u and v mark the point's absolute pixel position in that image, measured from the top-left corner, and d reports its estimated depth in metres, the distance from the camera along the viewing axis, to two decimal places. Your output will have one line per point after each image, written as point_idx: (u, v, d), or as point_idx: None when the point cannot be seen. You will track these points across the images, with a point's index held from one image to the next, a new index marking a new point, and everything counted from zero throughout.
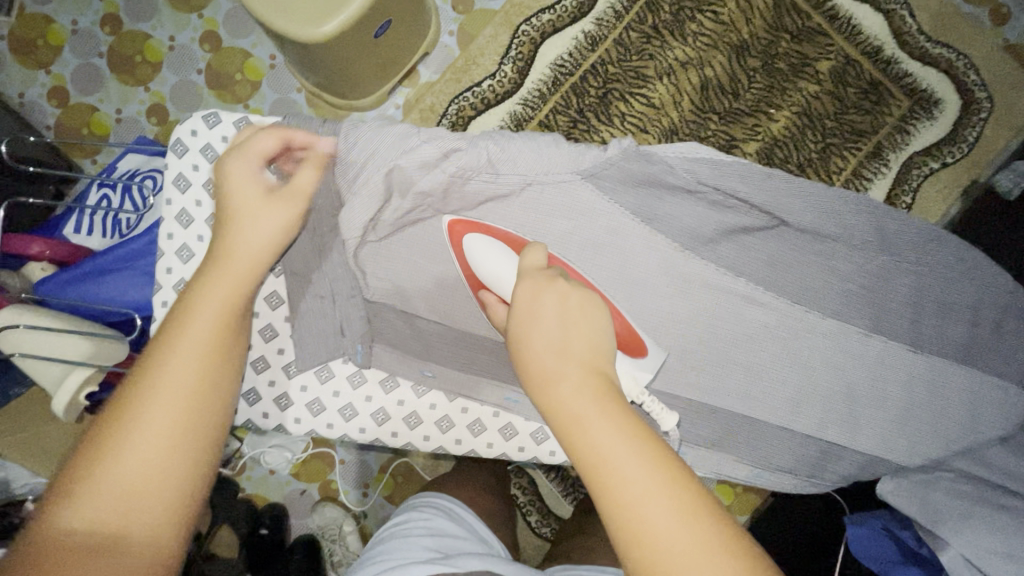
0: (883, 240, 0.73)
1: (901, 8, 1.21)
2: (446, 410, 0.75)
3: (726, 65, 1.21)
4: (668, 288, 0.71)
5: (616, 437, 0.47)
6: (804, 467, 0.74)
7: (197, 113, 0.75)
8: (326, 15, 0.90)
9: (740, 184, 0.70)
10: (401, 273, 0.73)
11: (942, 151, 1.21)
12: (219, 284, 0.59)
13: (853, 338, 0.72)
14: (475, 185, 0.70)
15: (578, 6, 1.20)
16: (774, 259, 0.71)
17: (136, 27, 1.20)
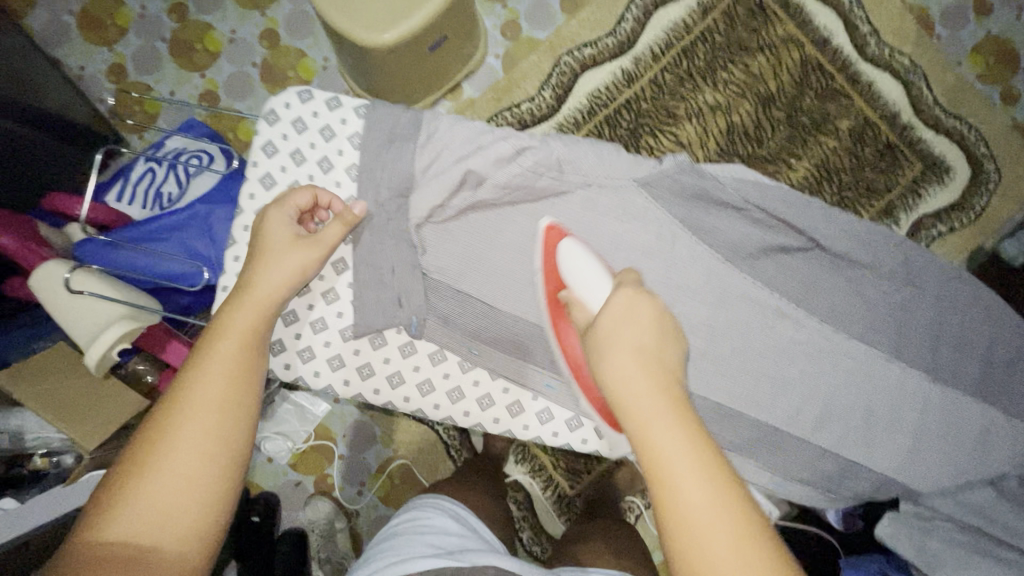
0: (908, 272, 0.76)
1: (919, 80, 1.28)
2: (488, 388, 0.77)
3: (752, 114, 1.28)
4: (709, 296, 0.74)
5: (680, 436, 0.52)
6: (822, 480, 0.75)
7: (292, 88, 0.78)
8: (392, 23, 0.96)
9: (782, 208, 0.74)
10: (459, 256, 0.76)
11: (952, 216, 1.27)
12: (244, 313, 0.61)
13: (876, 362, 0.74)
14: (545, 182, 0.75)
15: (620, 44, 1.27)
16: (805, 280, 0.75)
17: (201, 18, 1.26)
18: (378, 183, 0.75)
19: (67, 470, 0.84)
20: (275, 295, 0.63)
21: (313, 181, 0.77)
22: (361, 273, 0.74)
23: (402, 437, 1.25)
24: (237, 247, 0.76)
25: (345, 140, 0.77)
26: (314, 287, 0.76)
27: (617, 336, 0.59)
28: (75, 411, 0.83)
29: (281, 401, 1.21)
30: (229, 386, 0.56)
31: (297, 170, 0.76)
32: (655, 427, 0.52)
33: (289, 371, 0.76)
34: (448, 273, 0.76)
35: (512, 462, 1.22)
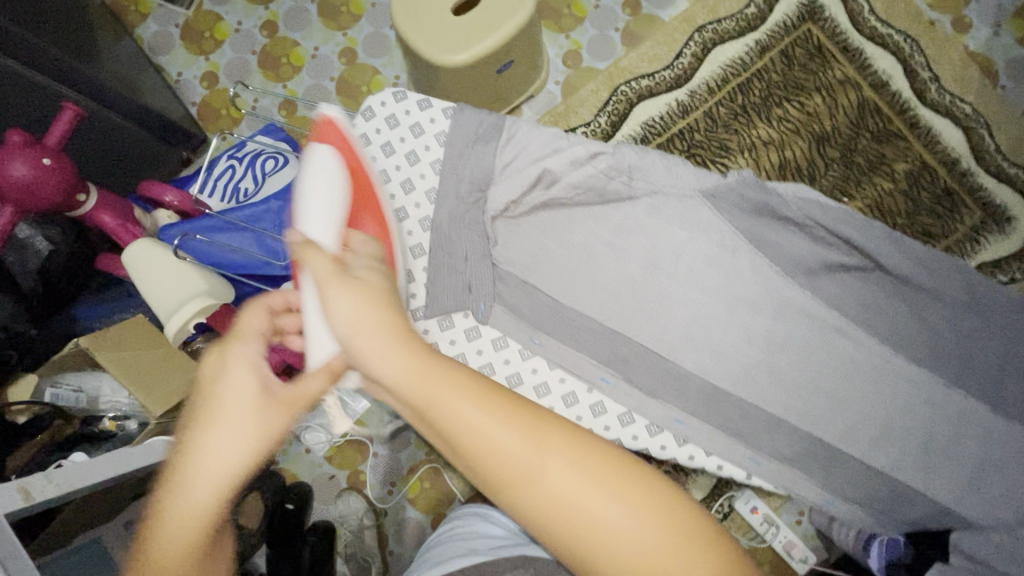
0: (971, 302, 0.74)
1: (982, 127, 1.27)
2: (546, 376, 0.79)
3: (806, 151, 1.29)
4: (767, 310, 0.75)
5: (480, 414, 0.55)
6: (875, 501, 0.75)
7: (389, 88, 0.83)
8: (465, 47, 1.04)
9: (849, 230, 0.74)
10: (529, 250, 0.79)
11: (1012, 266, 1.24)
12: (209, 435, 0.52)
13: (937, 389, 0.73)
14: (615, 185, 0.78)
15: (675, 78, 1.32)
16: (862, 300, 0.74)
17: (290, 35, 1.38)
18: (460, 173, 0.79)
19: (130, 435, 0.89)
20: (238, 411, 0.53)
21: (400, 172, 0.82)
22: (434, 259, 0.79)
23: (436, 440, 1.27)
24: None
25: (433, 138, 0.81)
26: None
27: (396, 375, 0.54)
28: (146, 383, 0.89)
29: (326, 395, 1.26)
30: (197, 517, 0.51)
31: (387, 161, 0.82)
32: (452, 408, 0.54)
33: None
34: (517, 263, 0.80)
35: None
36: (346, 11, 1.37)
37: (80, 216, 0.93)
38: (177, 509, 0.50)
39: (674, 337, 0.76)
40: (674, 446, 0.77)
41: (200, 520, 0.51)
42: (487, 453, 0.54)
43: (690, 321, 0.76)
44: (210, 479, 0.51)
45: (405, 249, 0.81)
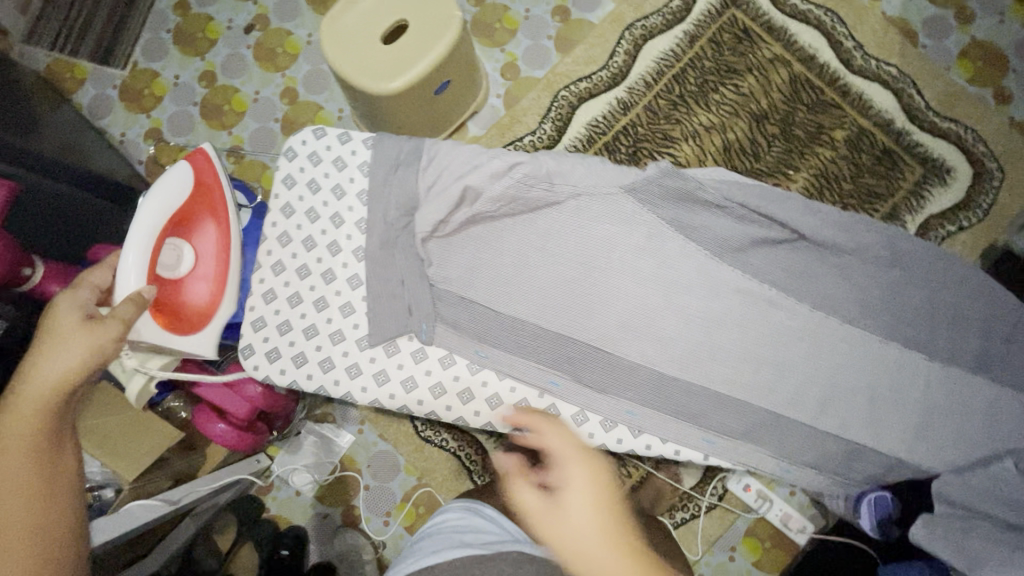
0: (893, 255, 0.77)
1: (909, 87, 1.32)
2: (496, 388, 0.79)
3: (747, 131, 1.32)
4: (702, 290, 0.76)
5: (606, 552, 0.62)
6: (828, 463, 0.77)
7: (307, 126, 0.85)
8: (398, 74, 1.06)
9: (762, 202, 0.77)
10: (465, 266, 0.79)
11: (959, 216, 1.28)
12: (36, 351, 0.63)
13: (873, 344, 0.76)
14: (536, 192, 0.78)
15: (612, 77, 1.35)
16: (793, 268, 0.77)
17: (229, 82, 1.39)
18: (388, 200, 0.80)
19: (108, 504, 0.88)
20: (64, 327, 0.65)
21: (328, 207, 0.82)
22: (375, 286, 0.79)
23: (423, 464, 1.25)
24: (263, 271, 0.81)
25: (356, 169, 0.83)
26: (331, 302, 0.80)
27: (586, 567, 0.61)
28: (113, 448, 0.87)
29: (307, 435, 1.26)
30: (35, 413, 0.61)
31: (317, 196, 0.82)
32: (581, 547, 0.63)
33: (311, 382, 0.79)
34: (452, 280, 0.79)
35: None
36: (283, 52, 1.39)
37: (30, 289, 0.92)
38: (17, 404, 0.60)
39: (616, 330, 0.77)
40: (630, 437, 0.78)
41: (41, 407, 0.61)
42: None
43: (628, 313, 0.77)
44: (49, 370, 0.62)
45: (341, 280, 0.81)
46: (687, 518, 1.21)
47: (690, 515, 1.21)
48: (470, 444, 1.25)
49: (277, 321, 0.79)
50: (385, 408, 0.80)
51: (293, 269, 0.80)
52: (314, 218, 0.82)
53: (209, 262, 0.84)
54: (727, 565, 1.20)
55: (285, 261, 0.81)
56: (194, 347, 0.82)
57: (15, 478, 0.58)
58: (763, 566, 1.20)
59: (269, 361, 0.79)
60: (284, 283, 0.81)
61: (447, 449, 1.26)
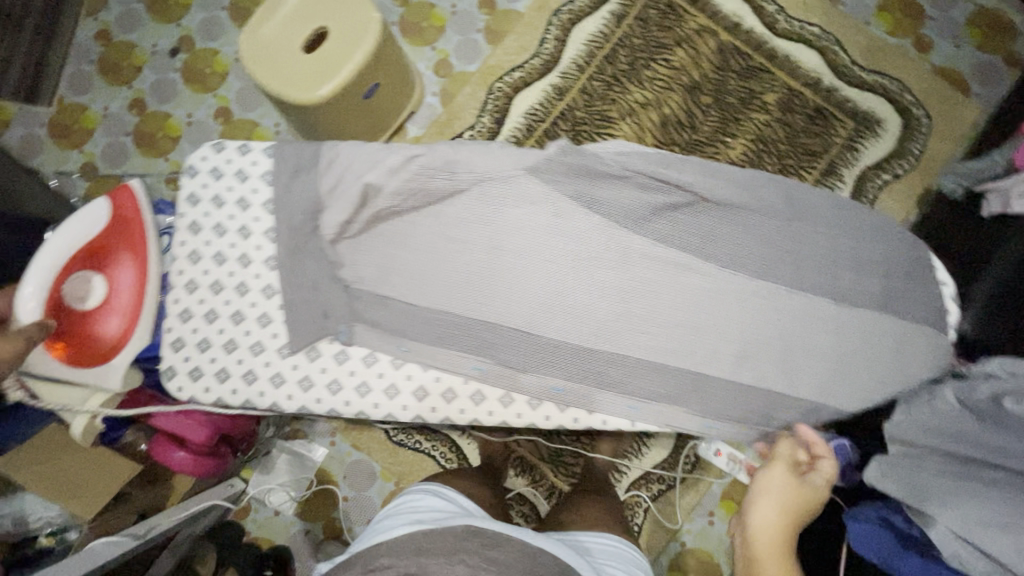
0: (793, 208, 0.78)
1: (833, 44, 1.35)
2: (421, 380, 0.78)
3: (682, 103, 1.34)
4: (612, 260, 0.73)
5: (775, 527, 0.70)
6: (747, 415, 0.76)
7: (207, 142, 0.84)
8: (323, 81, 1.05)
9: (664, 170, 0.75)
10: (376, 264, 0.77)
11: (893, 164, 1.32)
12: None
13: (779, 295, 0.74)
14: (438, 182, 0.75)
15: (545, 64, 1.36)
16: (701, 231, 0.74)
17: (160, 108, 1.37)
18: (292, 207, 0.79)
19: (70, 545, 0.86)
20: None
21: (235, 221, 0.82)
22: (290, 293, 0.79)
23: (394, 463, 1.26)
24: (177, 290, 0.81)
25: (259, 180, 0.82)
26: (247, 314, 0.81)
27: (757, 500, 0.72)
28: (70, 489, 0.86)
29: (279, 453, 1.26)
30: None
31: (224, 211, 0.82)
32: (762, 518, 0.71)
33: (239, 395, 0.80)
34: (365, 279, 0.78)
35: (512, 475, 1.24)
36: (212, 72, 1.37)
37: None
38: None
39: (532, 309, 0.73)
40: (557, 412, 0.77)
41: None
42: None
43: (544, 294, 0.73)
44: None
45: (255, 291, 0.81)
46: (664, 489, 1.23)
47: (666, 486, 1.23)
48: (442, 443, 1.25)
49: (197, 340, 0.81)
50: (314, 412, 0.81)
51: (207, 287, 0.82)
52: (229, 235, 0.81)
53: (123, 296, 0.81)
54: (708, 530, 1.23)
55: (199, 280, 0.82)
56: (98, 380, 0.81)
57: None
58: None
59: (194, 381, 0.81)
60: (200, 302, 0.81)
61: (420, 451, 1.26)
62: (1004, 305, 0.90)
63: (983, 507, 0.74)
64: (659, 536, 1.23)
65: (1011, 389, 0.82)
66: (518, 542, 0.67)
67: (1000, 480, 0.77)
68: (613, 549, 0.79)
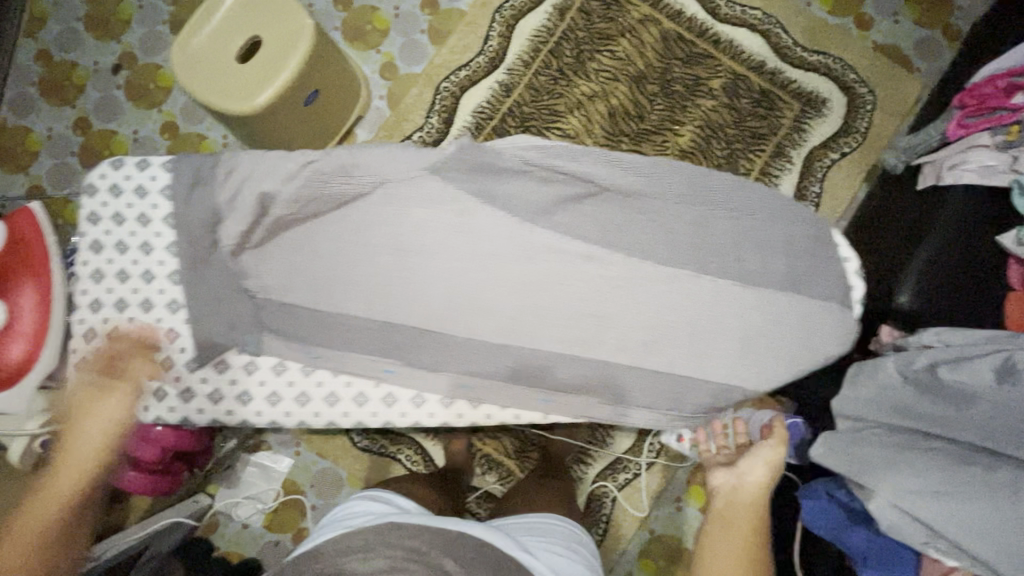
0: (694, 192, 0.75)
1: (775, 27, 1.36)
2: (332, 386, 0.79)
3: (629, 94, 1.35)
4: (517, 256, 0.73)
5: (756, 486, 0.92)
6: (660, 402, 0.75)
7: (105, 159, 0.82)
8: (258, 90, 1.04)
9: (566, 162, 0.75)
10: (282, 271, 0.77)
11: (840, 143, 1.33)
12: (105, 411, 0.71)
13: (686, 279, 0.72)
14: (334, 188, 0.74)
15: (490, 61, 1.36)
16: (605, 222, 0.73)
17: (105, 127, 1.35)
18: (191, 220, 0.78)
19: None
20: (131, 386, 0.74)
21: (136, 237, 0.81)
22: (194, 307, 0.79)
23: (357, 468, 1.26)
24: (81, 310, 0.81)
25: (158, 194, 0.81)
26: (154, 331, 0.80)
27: (753, 467, 0.93)
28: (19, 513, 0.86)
29: (245, 466, 1.25)
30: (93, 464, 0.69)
31: (127, 228, 0.81)
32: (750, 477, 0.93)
33: (150, 411, 0.81)
34: (270, 289, 0.78)
35: (479, 473, 1.25)
36: (155, 87, 1.36)
37: None
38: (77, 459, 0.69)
39: (440, 309, 0.74)
40: (469, 409, 0.79)
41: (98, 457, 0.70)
42: (719, 544, 0.84)
43: (451, 292, 0.73)
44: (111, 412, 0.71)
45: (159, 307, 0.80)
46: (630, 478, 1.24)
47: (632, 475, 1.24)
48: (407, 446, 1.25)
49: None
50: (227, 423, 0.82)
51: (112, 306, 0.81)
52: (151, 252, 0.80)
53: (25, 321, 0.83)
54: (676, 516, 1.24)
55: (103, 298, 0.81)
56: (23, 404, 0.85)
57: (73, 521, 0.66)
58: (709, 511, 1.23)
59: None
60: (105, 321, 0.81)
61: (385, 455, 1.26)
62: (939, 276, 0.91)
63: (918, 476, 0.75)
64: (628, 525, 1.23)
65: (945, 358, 0.83)
66: (438, 530, 0.71)
67: (935, 448, 0.78)
68: (552, 526, 0.84)
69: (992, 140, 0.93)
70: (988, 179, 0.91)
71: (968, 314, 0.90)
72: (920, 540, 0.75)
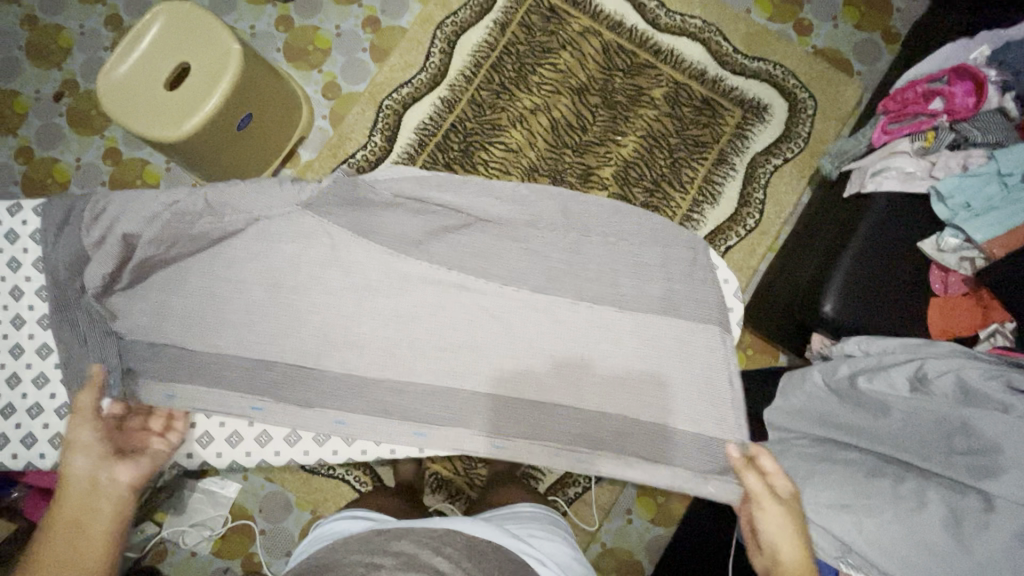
0: (570, 220, 0.82)
1: (715, 35, 1.36)
2: (204, 427, 0.82)
3: (571, 106, 1.35)
4: (390, 288, 0.80)
5: (791, 555, 0.66)
6: (534, 431, 0.78)
7: None
8: (186, 116, 1.04)
9: (436, 193, 0.81)
10: (161, 309, 0.80)
11: (782, 148, 1.33)
12: (73, 455, 0.68)
13: (561, 307, 0.79)
14: (201, 226, 0.79)
15: (432, 77, 1.36)
16: (475, 248, 0.80)
17: (47, 154, 1.35)
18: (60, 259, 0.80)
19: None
20: (95, 420, 0.71)
21: (7, 281, 0.82)
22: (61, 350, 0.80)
23: (307, 492, 1.25)
24: None
25: (29, 238, 0.83)
26: (23, 377, 0.81)
27: (769, 531, 0.68)
28: None
29: (191, 492, 1.23)
30: (83, 502, 0.65)
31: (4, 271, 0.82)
32: (779, 544, 0.67)
33: (18, 459, 0.81)
34: (144, 328, 0.80)
35: (429, 492, 1.24)
36: (97, 114, 1.36)
37: None
38: (66, 497, 0.65)
39: (315, 342, 0.80)
40: (343, 447, 0.82)
41: (78, 493, 0.66)
42: None
43: (326, 325, 0.80)
44: (81, 452, 0.68)
45: (29, 353, 0.82)
46: (580, 492, 1.24)
47: (582, 489, 1.23)
48: (357, 467, 1.25)
49: None
50: None
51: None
52: (63, 287, 0.80)
53: None
54: (626, 529, 1.23)
55: None
56: None
57: (97, 542, 0.63)
58: (659, 522, 1.23)
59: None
60: None
61: (334, 476, 1.25)
62: (862, 285, 0.91)
63: (831, 490, 0.76)
64: (578, 539, 1.23)
65: (865, 367, 0.82)
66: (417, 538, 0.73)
67: (852, 461, 0.78)
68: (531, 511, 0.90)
69: (911, 146, 0.94)
70: (908, 186, 0.92)
71: (891, 322, 0.91)
72: (834, 555, 0.75)
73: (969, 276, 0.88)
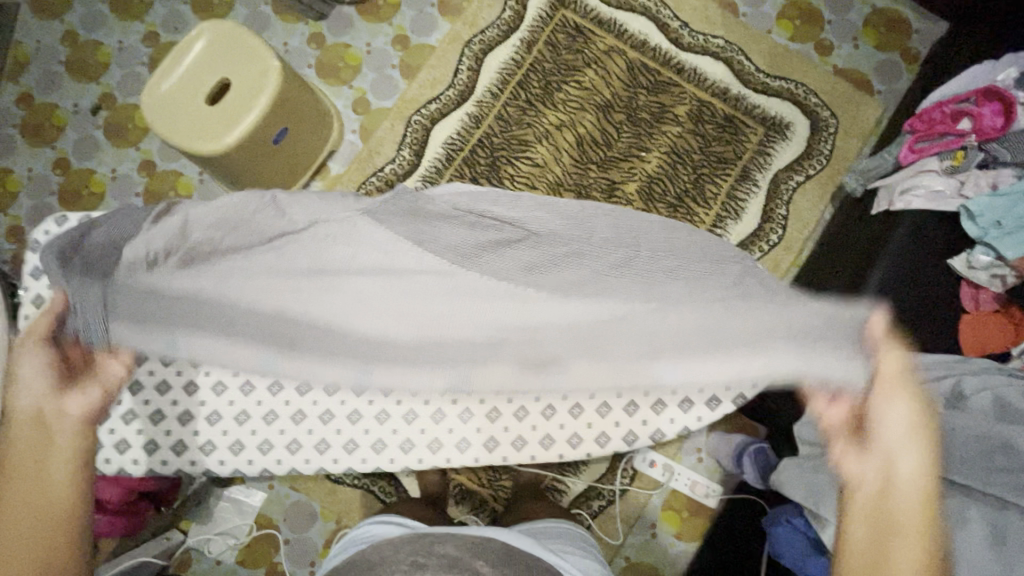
0: None
1: (737, 54, 1.39)
2: (265, 435, 0.91)
3: (596, 123, 1.37)
4: (441, 299, 0.70)
5: (912, 456, 0.60)
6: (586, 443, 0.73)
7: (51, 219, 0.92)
8: (225, 130, 1.07)
9: (494, 206, 0.77)
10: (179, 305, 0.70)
11: (805, 165, 1.35)
12: (20, 390, 0.66)
13: (642, 317, 0.67)
14: (261, 219, 0.72)
15: (460, 94, 1.39)
16: (532, 262, 0.72)
17: (83, 166, 1.38)
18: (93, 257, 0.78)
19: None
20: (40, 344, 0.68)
21: None
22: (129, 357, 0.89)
23: (332, 501, 1.25)
24: None
25: None
26: None
27: (891, 423, 0.61)
28: None
29: (217, 500, 1.24)
30: (33, 436, 0.65)
31: None
32: (902, 453, 0.61)
33: None
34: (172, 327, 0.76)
35: (453, 504, 1.25)
36: (134, 127, 1.39)
37: None
38: (15, 431, 0.65)
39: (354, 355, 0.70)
40: (433, 426, 0.93)
41: (29, 425, 0.65)
42: None
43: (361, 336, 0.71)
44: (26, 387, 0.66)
45: None
46: (604, 505, 1.23)
47: (606, 502, 1.23)
48: (382, 478, 1.25)
49: None
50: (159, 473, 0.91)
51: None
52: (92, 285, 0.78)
53: None
54: (651, 544, 1.22)
55: None
56: None
57: (52, 473, 0.64)
58: (684, 537, 1.22)
59: None
60: None
61: (360, 486, 1.25)
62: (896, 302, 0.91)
63: None
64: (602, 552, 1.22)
65: None
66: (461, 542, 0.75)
67: None
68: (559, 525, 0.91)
69: (940, 165, 0.95)
70: (937, 205, 0.93)
71: (923, 339, 0.92)
72: None
73: (999, 294, 0.89)
